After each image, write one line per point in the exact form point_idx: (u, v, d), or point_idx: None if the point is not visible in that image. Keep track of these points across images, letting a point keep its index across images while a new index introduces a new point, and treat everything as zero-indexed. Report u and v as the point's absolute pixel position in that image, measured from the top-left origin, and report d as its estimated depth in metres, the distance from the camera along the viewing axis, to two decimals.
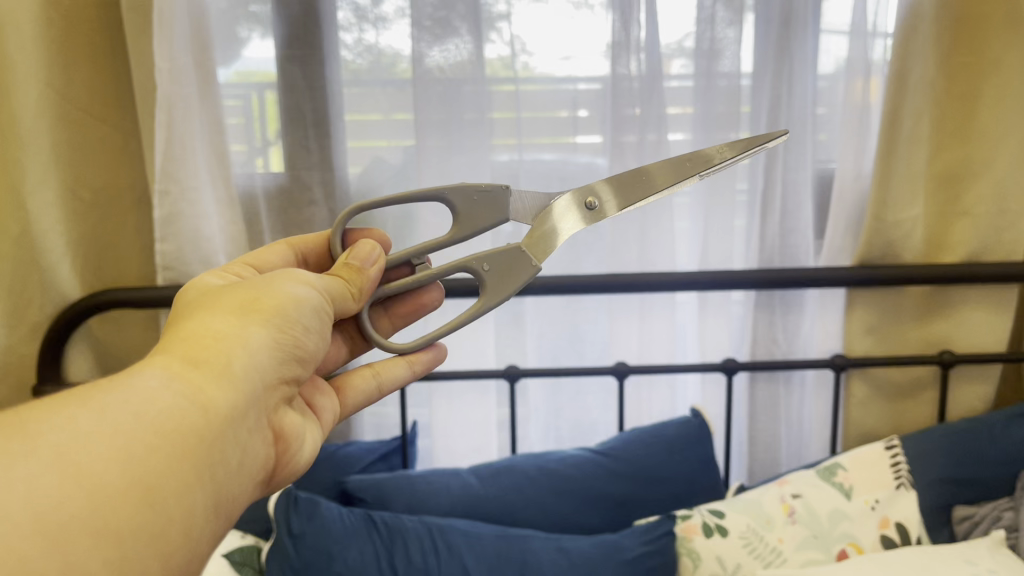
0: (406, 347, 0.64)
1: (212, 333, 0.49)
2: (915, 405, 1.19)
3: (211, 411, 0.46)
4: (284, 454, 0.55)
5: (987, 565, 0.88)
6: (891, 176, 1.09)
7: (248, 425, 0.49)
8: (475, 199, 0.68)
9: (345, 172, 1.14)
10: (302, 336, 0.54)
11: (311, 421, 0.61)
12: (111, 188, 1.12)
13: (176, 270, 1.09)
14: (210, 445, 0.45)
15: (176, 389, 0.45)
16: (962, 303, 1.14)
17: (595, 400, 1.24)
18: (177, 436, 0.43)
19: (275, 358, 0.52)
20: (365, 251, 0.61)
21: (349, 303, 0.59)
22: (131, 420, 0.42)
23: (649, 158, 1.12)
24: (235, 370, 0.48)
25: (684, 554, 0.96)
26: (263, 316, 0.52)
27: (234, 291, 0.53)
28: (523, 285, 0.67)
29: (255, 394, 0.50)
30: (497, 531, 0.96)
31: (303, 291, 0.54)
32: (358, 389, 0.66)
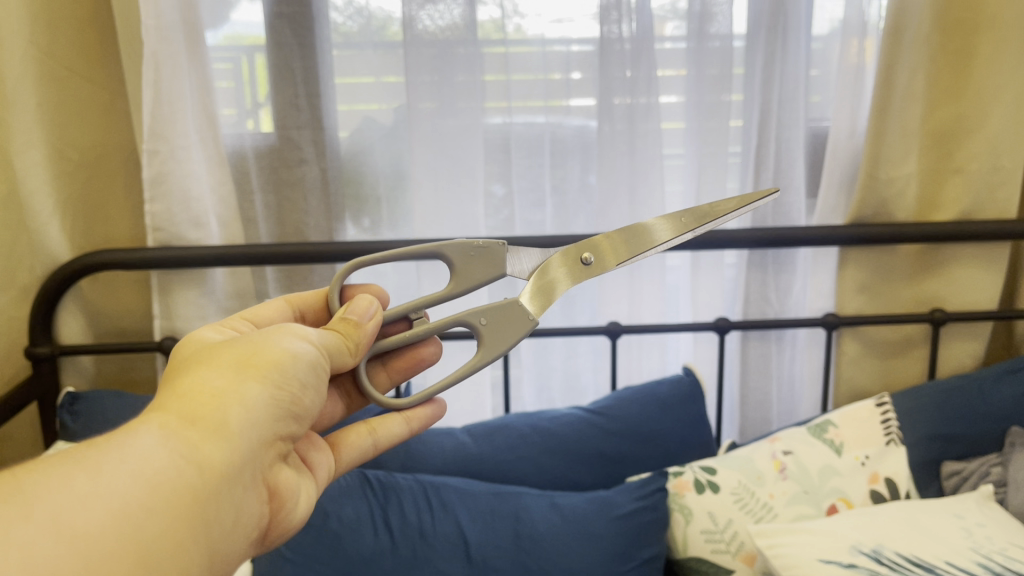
0: (407, 404, 0.63)
1: (209, 389, 0.47)
2: (906, 362, 1.20)
3: (207, 472, 0.43)
4: (278, 512, 0.53)
5: (975, 518, 0.89)
6: (884, 135, 1.09)
7: (244, 482, 0.47)
8: (473, 254, 0.65)
9: (335, 133, 1.13)
10: (301, 393, 0.51)
11: (306, 477, 0.58)
12: (98, 149, 1.12)
13: (166, 232, 1.09)
14: (204, 509, 0.43)
15: (173, 449, 0.42)
16: (953, 261, 1.14)
17: (588, 361, 1.24)
18: (175, 498, 0.41)
19: (274, 413, 0.49)
20: (364, 306, 0.59)
21: (345, 358, 0.57)
22: (128, 483, 0.39)
23: (640, 121, 1.12)
24: (232, 427, 0.46)
25: (676, 509, 0.98)
26: (262, 371, 0.49)
27: (233, 345, 0.51)
28: (522, 339, 0.64)
29: (251, 452, 0.47)
30: (491, 488, 0.96)
31: (301, 346, 0.52)
32: (353, 446, 0.64)
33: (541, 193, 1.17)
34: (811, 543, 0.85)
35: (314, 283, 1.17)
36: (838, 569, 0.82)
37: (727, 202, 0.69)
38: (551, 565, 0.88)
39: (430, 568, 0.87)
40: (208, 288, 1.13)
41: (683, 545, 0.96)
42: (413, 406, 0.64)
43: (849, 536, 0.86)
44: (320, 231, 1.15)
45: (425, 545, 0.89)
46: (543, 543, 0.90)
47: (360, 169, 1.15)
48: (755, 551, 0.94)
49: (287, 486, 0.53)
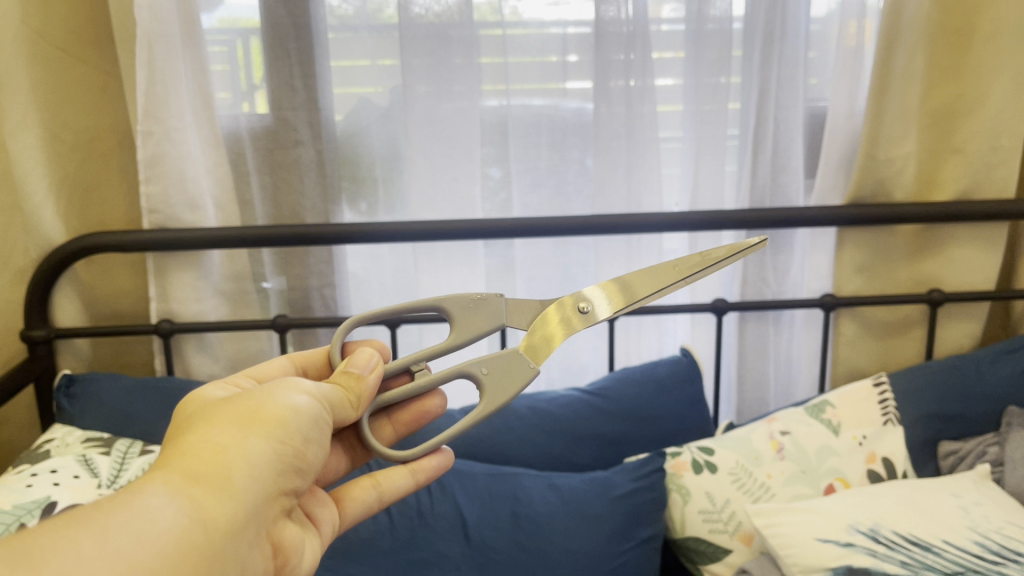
0: (410, 456, 0.61)
1: (212, 447, 0.46)
2: (903, 343, 1.20)
3: (213, 530, 0.42)
4: (283, 567, 0.51)
5: (972, 497, 0.90)
6: (883, 115, 1.08)
7: (248, 539, 0.45)
8: (471, 306, 0.65)
9: (331, 115, 1.12)
10: (302, 446, 0.50)
11: (310, 533, 0.56)
12: (94, 131, 1.11)
13: (162, 213, 1.08)
14: (209, 567, 0.41)
15: (179, 507, 0.41)
16: (950, 241, 1.14)
17: (585, 343, 1.24)
18: (179, 560, 0.40)
19: (277, 469, 0.48)
20: (364, 359, 0.59)
21: (348, 412, 0.56)
22: (135, 546, 0.38)
23: (637, 105, 1.11)
24: (236, 483, 0.45)
25: (674, 489, 0.98)
26: (264, 427, 0.48)
27: (234, 402, 0.50)
28: (524, 387, 0.62)
29: (256, 508, 0.46)
30: (489, 469, 0.97)
31: (301, 401, 0.51)
32: (357, 500, 0.62)
33: (539, 174, 1.17)
34: (809, 521, 0.86)
35: (312, 266, 1.16)
36: (836, 548, 0.82)
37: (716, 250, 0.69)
38: (549, 544, 0.88)
39: (430, 549, 0.88)
40: (205, 270, 1.13)
41: (681, 525, 0.97)
42: (418, 457, 0.62)
43: (847, 515, 0.86)
44: (317, 213, 1.14)
45: (423, 526, 0.89)
46: (541, 522, 0.90)
47: (356, 151, 1.15)
48: (753, 530, 0.94)
49: (291, 541, 0.52)
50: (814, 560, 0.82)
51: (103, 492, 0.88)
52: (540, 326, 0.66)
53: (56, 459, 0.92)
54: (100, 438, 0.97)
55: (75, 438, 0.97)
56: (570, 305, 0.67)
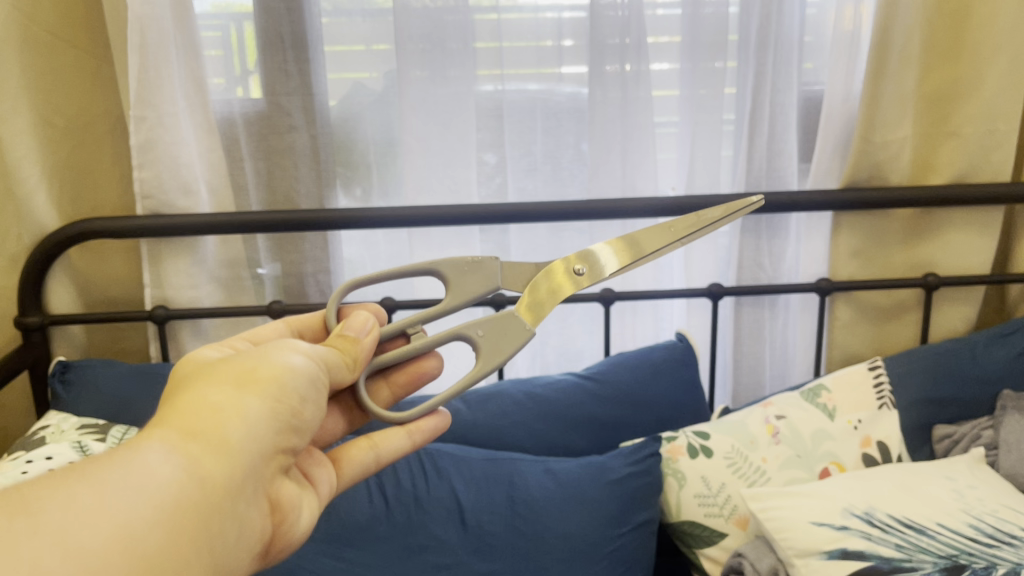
0: (411, 416, 0.61)
1: (210, 404, 0.45)
2: (898, 328, 1.20)
3: (211, 487, 0.42)
4: (281, 526, 0.50)
5: (966, 480, 0.90)
6: (880, 97, 1.08)
7: (248, 495, 0.45)
8: (465, 269, 0.65)
9: (325, 99, 1.11)
10: (300, 406, 0.50)
11: (308, 492, 0.55)
12: (86, 115, 1.10)
13: (156, 199, 1.08)
14: (208, 523, 0.41)
15: (178, 464, 0.41)
16: (947, 225, 1.14)
17: (581, 328, 1.24)
18: (177, 515, 0.40)
19: (275, 427, 0.48)
20: (359, 322, 0.59)
21: (345, 373, 0.56)
22: (132, 501, 0.38)
23: (633, 90, 1.11)
24: (234, 440, 0.44)
25: (669, 473, 0.98)
26: (261, 386, 0.48)
27: (229, 363, 0.49)
28: (520, 347, 0.61)
29: (254, 465, 0.46)
30: (485, 454, 0.97)
31: (298, 361, 0.51)
32: (354, 461, 0.61)
33: (535, 160, 1.16)
34: (805, 505, 0.86)
35: (307, 252, 1.16)
36: (831, 531, 0.82)
37: (711, 213, 0.69)
38: (544, 529, 0.89)
39: (426, 535, 0.88)
40: (199, 257, 1.13)
41: (677, 509, 0.97)
42: (416, 417, 0.62)
43: (842, 498, 0.86)
44: (311, 199, 1.14)
45: (419, 511, 0.89)
46: (536, 507, 0.90)
47: (351, 136, 1.14)
48: (748, 514, 0.95)
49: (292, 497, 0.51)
50: (809, 543, 0.82)
51: None
52: (545, 278, 0.66)
53: (51, 446, 0.92)
54: (95, 424, 0.97)
55: (70, 425, 0.97)
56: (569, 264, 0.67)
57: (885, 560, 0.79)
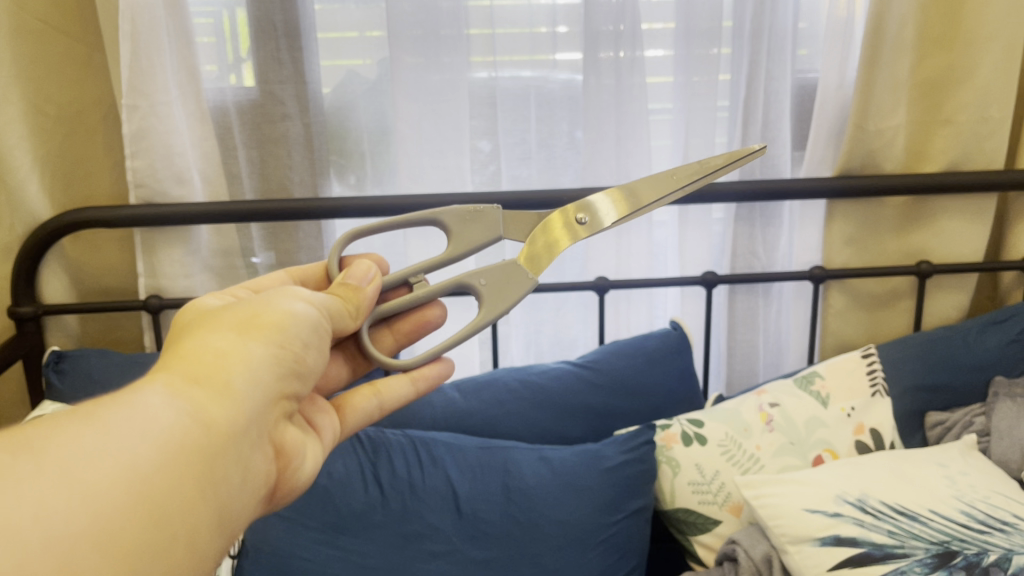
0: (414, 364, 0.62)
1: (213, 350, 0.45)
2: (892, 315, 1.20)
3: (215, 429, 0.42)
4: (285, 471, 0.51)
5: (958, 466, 0.91)
6: (874, 85, 1.08)
7: (251, 441, 0.45)
8: (467, 218, 0.65)
9: (318, 87, 1.11)
10: (302, 352, 0.50)
11: (312, 438, 0.56)
12: (77, 104, 1.09)
13: (149, 188, 1.07)
14: (212, 464, 0.41)
15: (180, 406, 0.41)
16: (940, 213, 1.14)
17: (575, 316, 1.25)
18: (181, 455, 0.39)
19: (278, 372, 0.48)
20: (362, 270, 0.59)
21: (346, 321, 0.57)
22: (137, 440, 0.37)
23: (627, 77, 1.10)
24: (237, 386, 0.44)
25: (664, 461, 0.99)
26: (264, 331, 0.48)
27: (232, 309, 0.50)
28: (522, 297, 0.63)
29: (257, 411, 0.46)
30: (480, 442, 0.97)
31: (300, 308, 0.51)
32: (358, 408, 0.62)
33: (528, 147, 1.16)
34: (798, 492, 0.86)
35: (300, 241, 1.17)
36: (824, 518, 0.83)
37: (715, 159, 0.69)
38: (539, 516, 0.89)
39: (421, 523, 0.88)
40: (193, 246, 1.12)
41: (671, 496, 0.98)
42: (419, 364, 0.63)
43: (835, 485, 0.87)
44: (305, 187, 1.14)
45: (415, 498, 0.90)
46: (532, 494, 0.91)
47: (345, 124, 1.14)
48: (742, 501, 0.95)
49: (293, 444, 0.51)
50: (802, 530, 0.83)
51: None
52: (541, 233, 0.66)
53: None
54: None
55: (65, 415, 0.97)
56: (571, 214, 0.67)
57: (877, 546, 0.80)
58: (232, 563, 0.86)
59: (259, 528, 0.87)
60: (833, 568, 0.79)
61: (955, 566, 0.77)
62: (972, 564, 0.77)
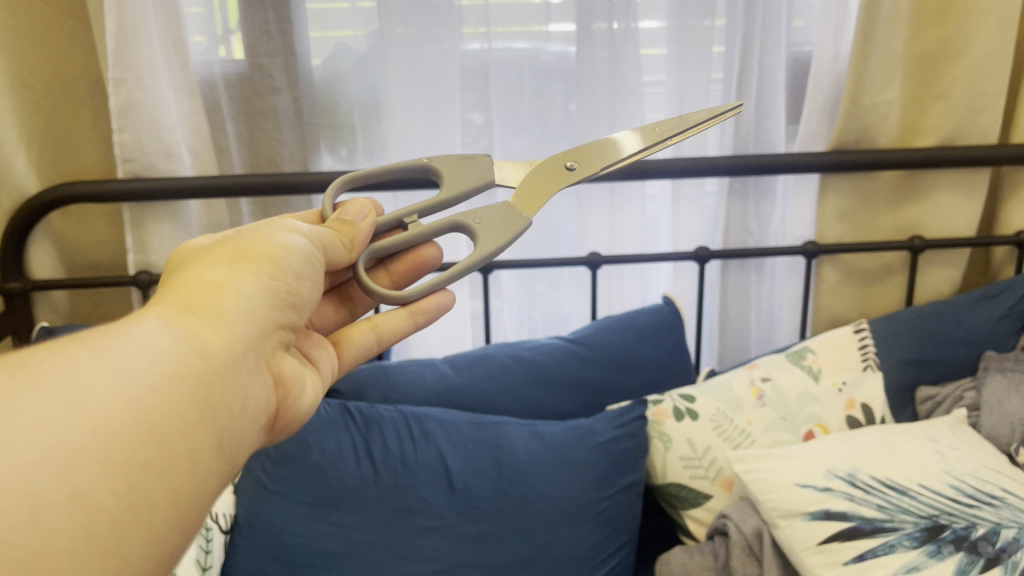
0: (414, 295, 0.57)
1: (206, 282, 0.45)
2: (884, 289, 1.20)
3: (211, 355, 0.41)
4: (286, 400, 0.50)
5: (948, 441, 0.91)
6: (869, 59, 1.06)
7: (249, 369, 0.44)
8: (458, 164, 0.65)
9: (308, 59, 1.10)
10: (296, 283, 0.50)
11: (309, 370, 0.56)
12: (63, 77, 1.07)
13: (137, 162, 1.05)
14: (211, 389, 0.40)
15: (176, 333, 0.40)
16: (932, 187, 1.14)
17: (568, 290, 1.24)
18: (179, 378, 0.38)
19: (272, 304, 0.47)
20: (356, 208, 0.59)
21: (341, 253, 0.55)
22: (132, 362, 0.37)
23: (620, 49, 1.09)
24: (231, 315, 0.44)
25: (655, 436, 0.99)
26: (256, 263, 0.48)
27: (222, 244, 0.49)
28: (518, 233, 0.62)
29: (252, 340, 0.45)
30: (472, 418, 0.97)
31: (293, 239, 0.51)
32: (356, 343, 0.62)
33: (521, 120, 1.15)
34: (789, 467, 0.87)
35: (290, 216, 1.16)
36: (814, 493, 0.83)
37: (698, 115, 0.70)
38: (531, 491, 0.89)
39: (414, 497, 0.88)
40: (183, 221, 1.11)
41: (662, 471, 0.98)
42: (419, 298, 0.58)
43: (825, 460, 0.87)
44: (295, 162, 1.13)
45: (407, 474, 0.90)
46: (524, 469, 0.91)
47: (335, 97, 1.13)
48: (733, 477, 0.96)
49: (294, 376, 0.51)
50: (792, 505, 0.83)
51: None
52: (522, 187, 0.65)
53: None
54: None
55: None
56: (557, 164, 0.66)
57: (867, 520, 0.80)
58: (226, 538, 0.86)
59: (251, 503, 0.87)
60: (823, 541, 0.80)
61: (943, 540, 0.78)
62: (960, 538, 0.78)
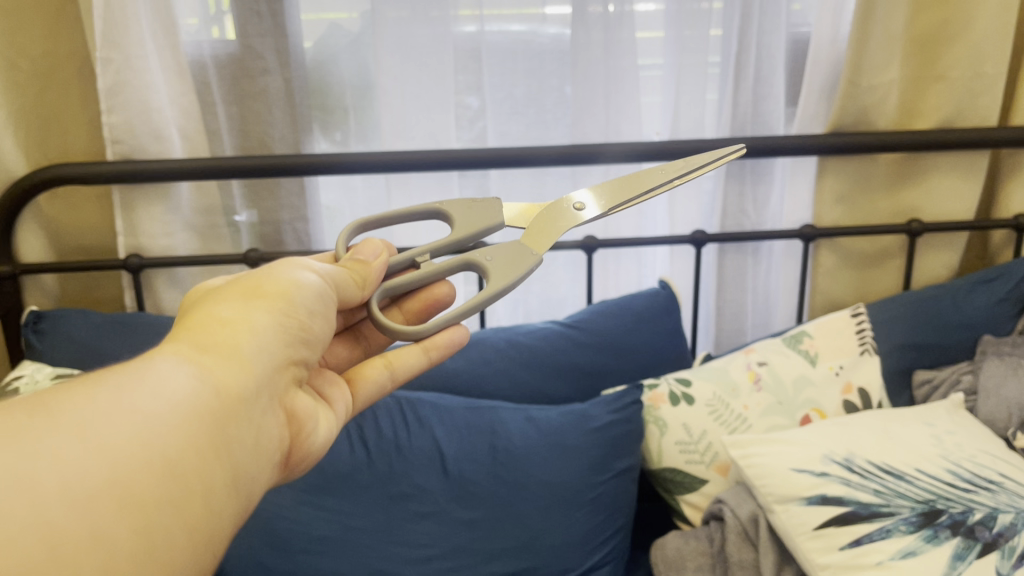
0: (427, 331, 0.54)
1: (219, 319, 0.44)
2: (882, 273, 1.19)
3: (227, 391, 0.40)
4: (299, 435, 0.49)
5: (945, 426, 0.91)
6: (868, 40, 1.05)
7: (263, 405, 0.43)
8: (470, 207, 0.63)
9: (299, 41, 1.08)
10: (308, 321, 0.49)
11: (324, 407, 0.54)
12: (51, 58, 1.06)
13: (126, 144, 1.04)
14: (227, 425, 0.39)
15: (191, 372, 0.39)
16: (931, 170, 1.13)
17: (564, 275, 1.23)
18: (195, 415, 0.37)
19: (285, 340, 0.47)
20: (370, 247, 0.58)
21: (353, 292, 0.54)
22: (150, 400, 0.36)
23: (616, 31, 1.08)
24: (244, 351, 0.43)
25: (651, 421, 0.98)
26: (269, 300, 0.47)
27: (234, 284, 0.49)
28: (531, 269, 0.59)
29: (266, 375, 0.44)
30: (466, 403, 0.96)
31: (305, 276, 0.50)
32: (368, 380, 0.59)
33: (516, 102, 1.14)
34: (785, 452, 0.86)
35: (282, 199, 1.15)
36: (811, 478, 0.83)
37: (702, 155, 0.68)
38: (526, 476, 0.89)
39: (408, 483, 0.88)
40: (174, 204, 1.10)
41: (658, 456, 0.97)
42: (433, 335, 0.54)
43: (822, 445, 0.86)
44: (286, 144, 1.11)
45: (401, 460, 0.89)
46: (519, 455, 0.90)
47: (327, 79, 1.11)
48: (728, 461, 0.96)
49: (307, 412, 0.49)
50: (788, 490, 0.82)
51: None
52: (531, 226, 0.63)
53: None
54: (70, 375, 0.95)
55: (44, 375, 0.96)
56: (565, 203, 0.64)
57: (864, 505, 0.79)
58: None
59: None
60: (820, 526, 0.79)
61: (940, 525, 0.77)
62: (957, 523, 0.77)
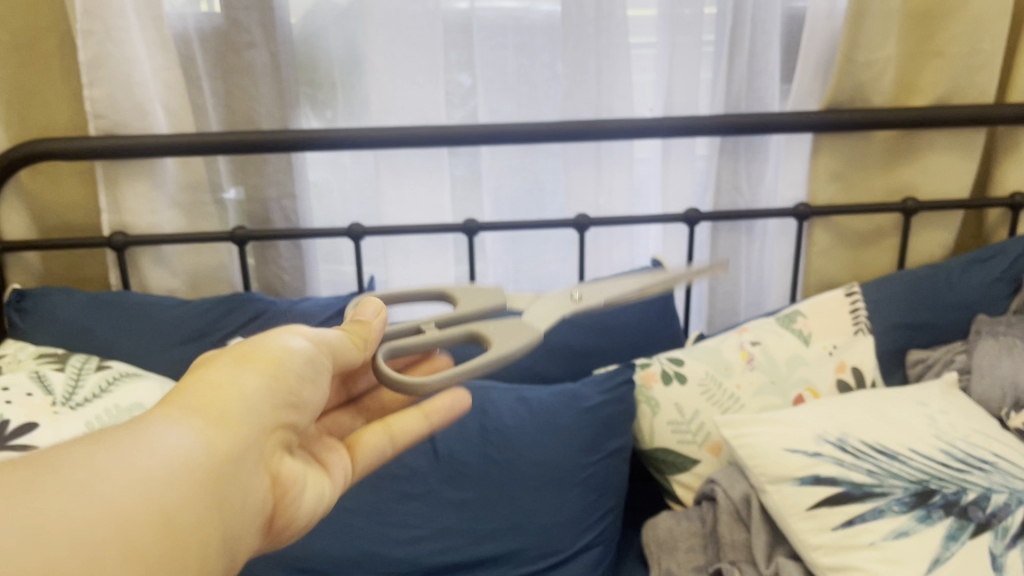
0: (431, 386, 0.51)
1: (206, 381, 0.42)
2: (876, 252, 1.18)
3: (221, 451, 0.39)
4: (289, 500, 0.46)
5: (939, 406, 0.90)
6: (865, 16, 1.03)
7: (256, 465, 0.42)
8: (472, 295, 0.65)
9: (286, 15, 1.06)
10: (301, 386, 0.48)
11: (317, 474, 0.50)
12: (32, 31, 1.04)
13: (109, 119, 1.02)
14: (223, 492, 0.38)
15: (187, 433, 0.38)
16: (926, 147, 1.11)
17: (557, 254, 1.22)
18: (193, 473, 0.36)
19: (280, 404, 0.45)
20: (370, 307, 0.57)
21: (352, 351, 0.53)
22: (148, 459, 0.34)
23: (609, 6, 1.06)
24: (238, 412, 0.42)
25: (643, 400, 0.97)
26: (260, 365, 0.46)
27: (218, 352, 0.47)
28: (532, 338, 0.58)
29: (259, 438, 0.42)
30: (456, 383, 0.95)
31: (297, 342, 0.49)
32: (369, 447, 0.56)
33: (507, 78, 1.12)
34: (777, 431, 0.85)
35: (269, 176, 1.13)
36: (804, 458, 0.82)
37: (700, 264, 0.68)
38: (517, 456, 0.88)
39: (397, 463, 0.86)
40: (159, 180, 1.08)
41: (650, 436, 0.97)
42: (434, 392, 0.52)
43: (815, 425, 0.86)
44: (273, 120, 1.09)
45: None
46: (510, 434, 0.89)
47: (314, 53, 1.09)
48: (721, 441, 0.95)
49: (302, 477, 0.48)
50: (781, 470, 0.82)
51: (57, 410, 0.84)
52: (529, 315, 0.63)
53: (7, 375, 0.87)
54: (54, 353, 0.94)
55: (27, 354, 0.94)
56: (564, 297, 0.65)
57: (857, 485, 0.79)
58: None
59: None
60: (813, 506, 0.79)
61: (933, 505, 0.76)
62: (950, 503, 0.76)
